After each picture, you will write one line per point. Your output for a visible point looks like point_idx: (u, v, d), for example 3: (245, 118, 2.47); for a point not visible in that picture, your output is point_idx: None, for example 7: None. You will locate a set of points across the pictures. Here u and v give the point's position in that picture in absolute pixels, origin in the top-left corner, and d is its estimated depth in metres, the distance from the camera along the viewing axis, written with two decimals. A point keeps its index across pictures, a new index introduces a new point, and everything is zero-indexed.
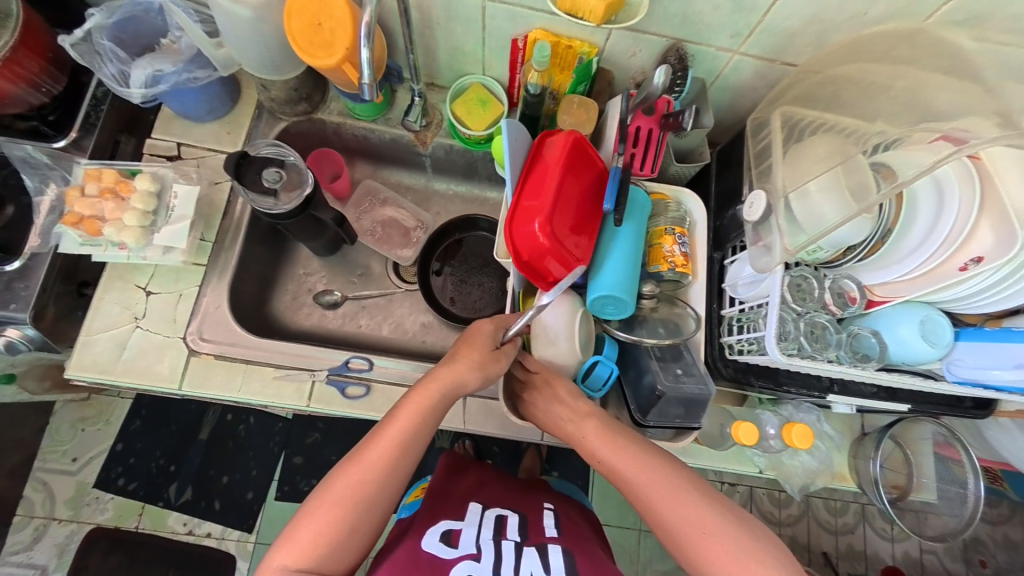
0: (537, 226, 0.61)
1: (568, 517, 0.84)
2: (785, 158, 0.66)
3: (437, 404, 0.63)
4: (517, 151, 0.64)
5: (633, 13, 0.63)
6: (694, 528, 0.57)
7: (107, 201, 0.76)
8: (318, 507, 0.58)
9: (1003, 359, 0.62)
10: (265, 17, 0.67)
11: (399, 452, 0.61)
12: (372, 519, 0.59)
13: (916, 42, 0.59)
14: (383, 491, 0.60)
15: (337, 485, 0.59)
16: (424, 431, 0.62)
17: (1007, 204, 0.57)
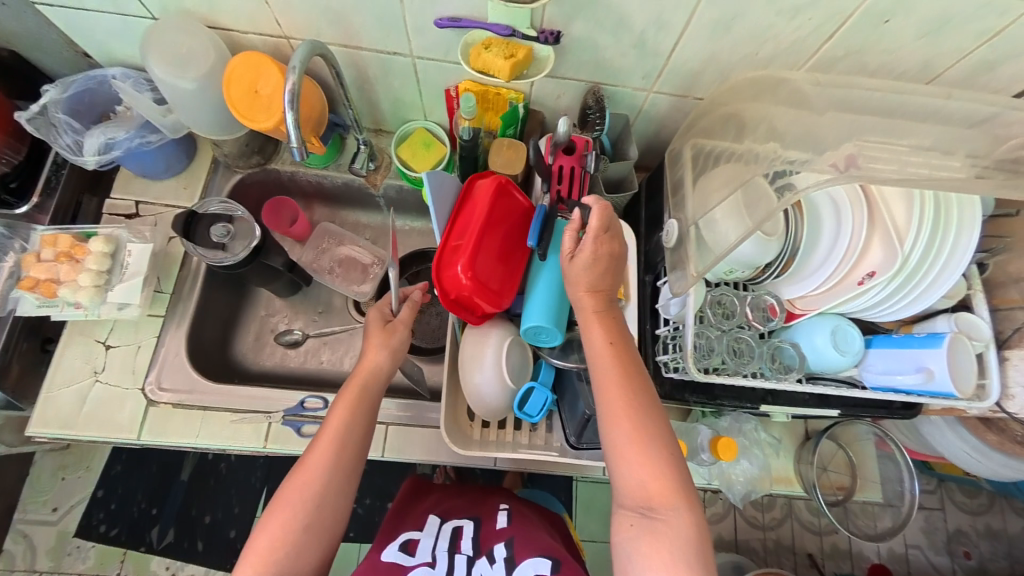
0: (460, 267, 0.66)
1: (522, 512, 0.87)
2: (695, 187, 0.70)
3: (365, 393, 0.68)
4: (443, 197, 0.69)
5: (542, 66, 0.70)
6: (631, 425, 0.58)
7: (62, 263, 0.79)
8: (269, 517, 0.60)
9: (909, 364, 0.65)
10: (208, 85, 0.73)
11: (341, 445, 0.65)
12: (330, 515, 0.62)
13: (779, 90, 0.63)
14: (332, 481, 0.63)
15: (286, 492, 0.61)
16: (359, 419, 0.67)
17: (892, 224, 0.62)
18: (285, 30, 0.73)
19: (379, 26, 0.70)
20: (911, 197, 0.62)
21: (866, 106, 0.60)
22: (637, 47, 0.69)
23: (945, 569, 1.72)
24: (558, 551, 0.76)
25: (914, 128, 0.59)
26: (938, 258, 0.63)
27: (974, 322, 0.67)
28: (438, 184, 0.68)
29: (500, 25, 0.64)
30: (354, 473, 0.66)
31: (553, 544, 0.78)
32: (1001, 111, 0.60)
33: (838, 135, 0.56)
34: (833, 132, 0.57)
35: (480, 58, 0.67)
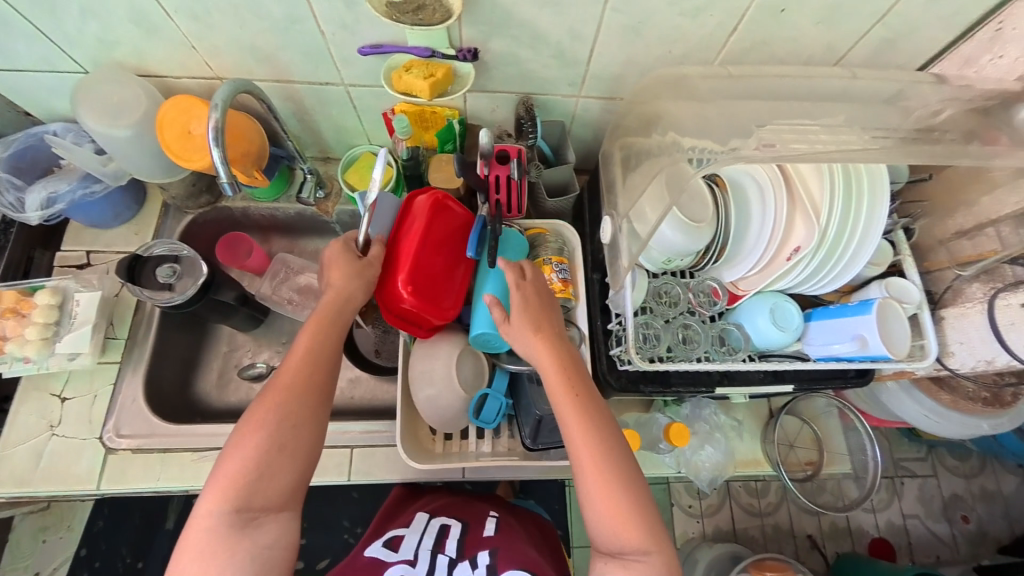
0: (399, 283, 0.68)
1: (509, 526, 0.87)
2: (624, 183, 0.72)
3: (334, 323, 0.67)
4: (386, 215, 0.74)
5: (465, 82, 0.71)
6: (601, 473, 0.58)
7: (8, 319, 0.79)
8: (237, 442, 0.58)
9: (843, 334, 0.64)
10: (143, 132, 0.74)
11: (310, 371, 0.63)
12: (302, 442, 0.60)
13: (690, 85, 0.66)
14: (301, 406, 0.61)
15: (253, 417, 0.59)
16: (328, 346, 0.65)
17: (807, 199, 0.64)
18: (217, 71, 0.75)
19: (305, 59, 0.72)
20: (822, 171, 0.64)
21: (772, 93, 0.61)
22: (556, 57, 0.71)
23: (945, 536, 1.73)
24: (536, 566, 0.75)
25: (816, 110, 0.59)
26: (857, 230, 0.64)
27: (903, 287, 0.66)
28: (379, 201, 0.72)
29: (420, 47, 0.67)
30: (325, 402, 0.63)
31: (532, 559, 0.77)
32: (904, 87, 0.62)
33: (736, 124, 0.58)
34: (726, 119, 0.59)
35: (402, 81, 0.68)
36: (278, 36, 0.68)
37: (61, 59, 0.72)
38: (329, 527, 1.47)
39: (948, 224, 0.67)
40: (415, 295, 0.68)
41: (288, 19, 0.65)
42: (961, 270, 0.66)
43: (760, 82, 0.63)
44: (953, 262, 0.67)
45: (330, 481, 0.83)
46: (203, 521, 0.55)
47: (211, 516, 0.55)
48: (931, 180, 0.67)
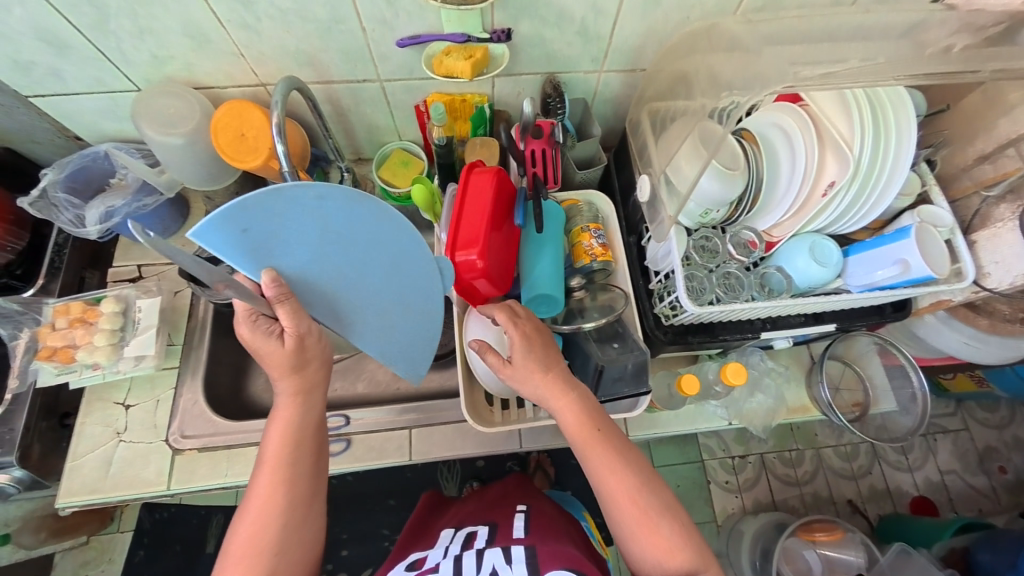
0: (474, 256, 0.69)
1: (541, 514, 0.85)
2: (657, 144, 0.75)
3: (299, 423, 0.62)
4: (287, 227, 0.55)
5: (500, 62, 0.76)
6: (638, 508, 0.61)
7: (76, 329, 0.83)
8: (228, 563, 0.58)
9: (885, 261, 0.67)
10: (196, 139, 0.77)
11: (282, 483, 0.60)
12: (295, 551, 0.61)
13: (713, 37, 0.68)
14: (285, 520, 0.60)
15: (240, 534, 0.59)
16: (297, 452, 0.62)
17: (835, 136, 0.67)
18: (262, 78, 0.79)
19: (344, 58, 0.76)
20: (847, 108, 0.67)
21: (791, 35, 0.64)
22: (580, 33, 0.75)
23: (985, 489, 1.72)
24: (582, 564, 0.69)
25: (845, 48, 0.62)
26: (887, 158, 0.66)
27: (935, 212, 0.70)
28: (248, 229, 0.51)
29: (455, 34, 0.71)
30: (308, 506, 0.62)
31: (575, 556, 0.71)
32: (927, 18, 0.65)
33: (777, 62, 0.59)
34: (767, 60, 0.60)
35: (443, 65, 0.74)
36: (321, 37, 0.72)
37: (114, 79, 0.76)
38: (370, 536, 1.46)
39: (969, 150, 0.71)
40: (469, 268, 0.70)
41: (332, 19, 0.69)
42: (986, 191, 0.70)
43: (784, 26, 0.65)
44: (977, 186, 0.71)
45: (392, 463, 0.84)
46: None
47: None
48: (948, 111, 0.74)
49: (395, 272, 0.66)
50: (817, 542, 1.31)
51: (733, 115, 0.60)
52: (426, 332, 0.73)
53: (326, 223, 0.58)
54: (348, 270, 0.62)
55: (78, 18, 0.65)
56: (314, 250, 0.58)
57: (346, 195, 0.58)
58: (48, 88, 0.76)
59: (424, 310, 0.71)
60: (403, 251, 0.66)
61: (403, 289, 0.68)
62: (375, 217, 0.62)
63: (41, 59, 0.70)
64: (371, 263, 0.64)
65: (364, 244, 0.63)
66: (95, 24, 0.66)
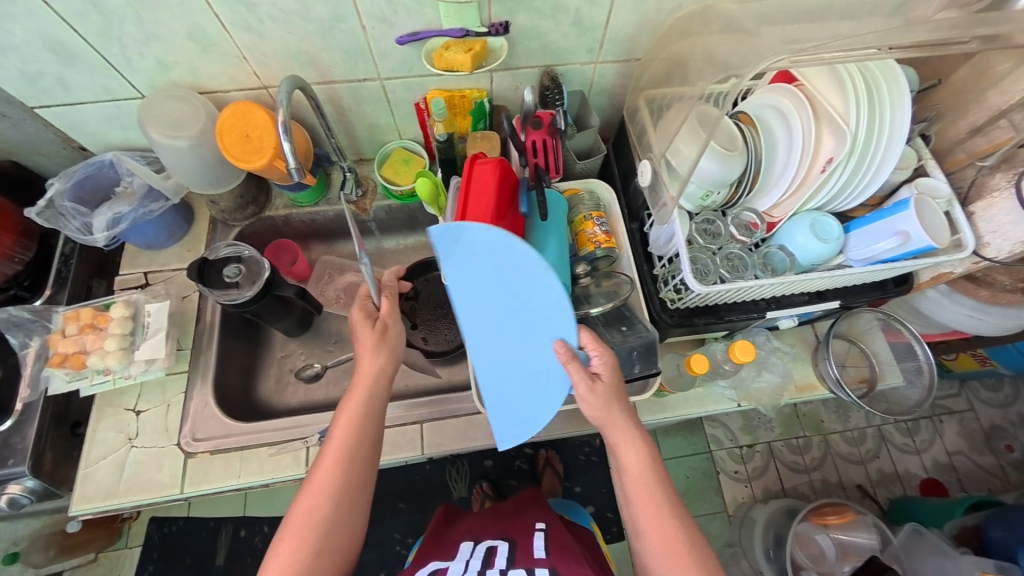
0: None
1: (559, 533, 0.84)
2: (656, 129, 0.76)
3: (369, 407, 0.66)
4: (475, 256, 0.64)
5: (499, 55, 0.77)
6: (678, 563, 0.60)
7: (87, 334, 0.83)
8: (280, 541, 0.60)
9: (885, 233, 0.68)
10: (201, 142, 0.78)
11: (343, 466, 0.63)
12: (340, 537, 0.62)
13: (711, 19, 0.70)
14: (339, 504, 0.62)
15: (294, 515, 0.61)
16: (365, 435, 0.65)
17: (831, 111, 0.68)
18: (264, 80, 0.80)
19: (346, 57, 0.77)
20: (842, 84, 0.68)
21: (783, 16, 0.65)
22: (575, 24, 0.76)
23: (992, 468, 1.73)
24: None
25: (837, 26, 0.63)
26: (883, 130, 0.67)
27: (931, 184, 0.71)
28: (455, 241, 0.64)
29: (454, 29, 0.72)
30: (361, 493, 0.65)
31: None
32: None
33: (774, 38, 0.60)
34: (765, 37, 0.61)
35: (443, 59, 0.75)
36: (323, 37, 0.73)
37: (119, 86, 0.77)
38: (381, 540, 1.45)
39: (962, 123, 0.73)
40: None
41: (333, 18, 0.70)
42: (980, 161, 0.71)
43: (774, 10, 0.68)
44: (971, 157, 0.72)
45: (406, 458, 0.85)
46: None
47: None
48: (940, 85, 0.75)
49: (535, 339, 0.65)
50: (829, 526, 1.31)
51: (729, 96, 0.61)
52: (533, 414, 0.66)
53: (502, 268, 0.65)
54: (495, 314, 0.66)
55: (84, 26, 0.66)
56: (480, 284, 0.65)
57: (528, 255, 0.63)
58: (53, 98, 0.77)
59: (544, 389, 0.66)
60: (548, 322, 0.65)
61: (537, 359, 0.66)
62: (544, 283, 0.64)
63: (46, 68, 0.71)
64: (518, 318, 0.65)
65: (523, 303, 0.65)
66: (100, 31, 0.67)
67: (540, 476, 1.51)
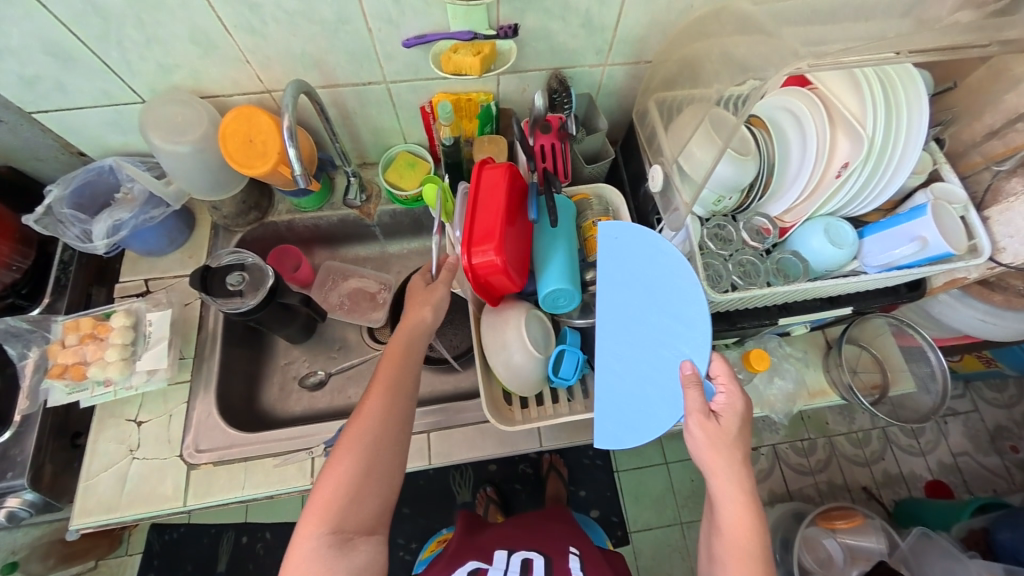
0: (493, 250, 0.67)
1: (592, 561, 0.86)
2: (667, 133, 0.75)
3: (410, 344, 0.71)
4: (626, 254, 0.71)
5: (506, 58, 0.76)
6: None
7: (87, 344, 0.82)
8: (332, 462, 0.63)
9: (902, 238, 0.67)
10: (204, 147, 0.77)
11: (390, 394, 0.67)
12: (383, 468, 0.64)
13: (725, 20, 0.68)
14: (386, 428, 0.65)
15: (345, 437, 0.64)
16: (408, 367, 0.70)
17: (847, 114, 0.67)
18: (268, 83, 0.78)
19: (350, 59, 0.76)
20: (858, 87, 0.67)
21: (800, 17, 0.64)
22: (585, 26, 0.75)
23: (998, 469, 1.72)
24: None
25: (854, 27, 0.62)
26: (900, 132, 0.66)
27: (947, 188, 0.71)
28: (617, 238, 0.71)
29: (463, 32, 0.71)
30: (405, 424, 0.67)
31: None
32: None
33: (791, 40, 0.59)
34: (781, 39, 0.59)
35: (451, 61, 0.73)
36: (327, 39, 0.71)
37: (120, 90, 0.75)
38: None
39: (977, 125, 0.72)
40: (485, 263, 0.68)
41: (338, 20, 0.69)
42: (997, 166, 0.70)
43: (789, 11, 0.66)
44: (987, 160, 0.72)
45: (413, 468, 0.83)
46: (304, 541, 0.59)
47: (309, 538, 0.59)
48: (955, 88, 0.75)
49: (662, 351, 0.69)
50: (836, 530, 1.30)
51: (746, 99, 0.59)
52: (637, 421, 0.68)
53: (651, 273, 0.70)
54: (631, 317, 0.70)
55: (83, 29, 0.64)
56: (624, 284, 0.71)
57: (682, 266, 0.69)
58: (52, 103, 0.75)
59: (652, 400, 0.68)
60: (677, 337, 0.69)
61: (657, 369, 0.69)
62: (687, 297, 0.68)
63: (45, 72, 0.70)
64: (653, 326, 0.69)
65: (660, 310, 0.69)
66: (100, 34, 0.66)
67: (545, 480, 1.49)
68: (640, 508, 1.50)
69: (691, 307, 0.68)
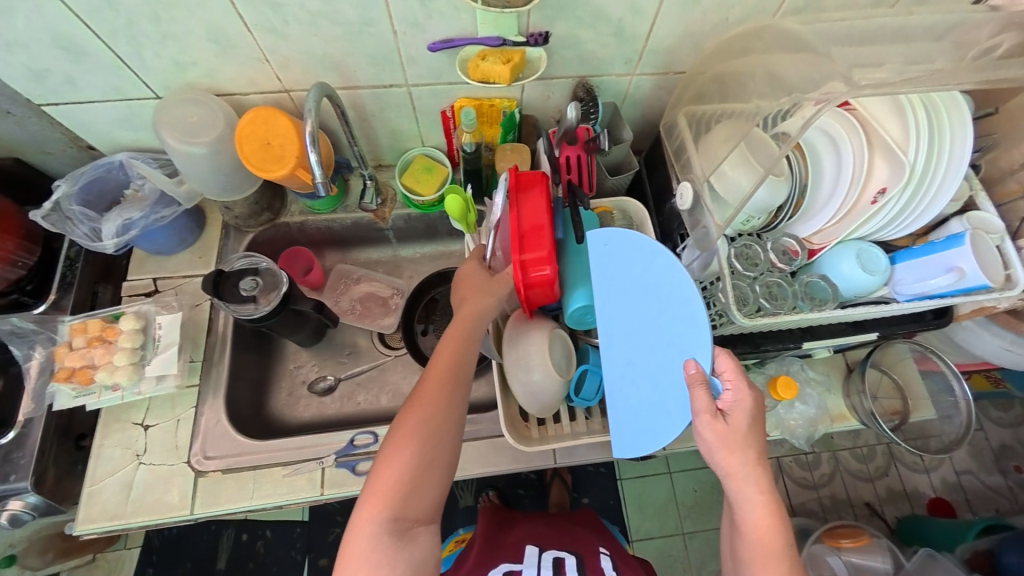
0: (549, 265, 0.66)
1: (624, 562, 0.86)
2: (698, 148, 0.73)
3: (471, 332, 0.69)
4: (619, 259, 0.69)
5: (536, 67, 0.74)
6: None
7: (95, 348, 0.80)
8: (392, 451, 0.61)
9: (936, 267, 0.66)
10: (219, 149, 0.75)
11: (449, 383, 0.65)
12: (445, 454, 0.62)
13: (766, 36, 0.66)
14: (446, 415, 0.63)
15: (405, 424, 0.62)
16: (467, 355, 0.68)
17: (887, 139, 0.65)
18: (285, 84, 0.76)
19: (373, 62, 0.73)
20: (901, 111, 0.65)
21: (841, 38, 0.62)
22: (616, 35, 0.72)
23: (1001, 488, 1.71)
24: None
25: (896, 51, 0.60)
26: (941, 160, 0.64)
27: (984, 217, 0.69)
28: (608, 244, 0.69)
29: (491, 37, 0.68)
30: (462, 413, 0.66)
31: None
32: (969, 17, 0.64)
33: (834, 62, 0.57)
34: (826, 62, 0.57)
35: (479, 69, 0.72)
36: (351, 41, 0.69)
37: (133, 87, 0.73)
38: None
39: (1015, 152, 0.70)
40: (538, 278, 0.67)
41: (363, 22, 0.66)
42: None
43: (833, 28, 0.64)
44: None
45: None
46: (364, 530, 0.57)
47: (371, 525, 0.57)
48: (995, 114, 0.72)
49: (666, 352, 0.66)
50: (842, 549, 1.28)
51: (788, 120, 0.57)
52: (655, 429, 0.65)
53: (645, 275, 0.68)
54: (632, 322, 0.68)
55: (99, 24, 0.62)
56: (621, 286, 0.69)
57: (675, 263, 0.67)
58: (63, 97, 0.73)
59: (666, 408, 0.65)
60: (681, 335, 0.65)
61: (662, 369, 0.66)
62: (686, 294, 0.66)
63: (57, 66, 0.67)
64: (656, 328, 0.67)
65: (661, 310, 0.67)
66: (116, 29, 0.63)
67: (549, 487, 1.48)
68: (642, 517, 1.49)
69: (693, 303, 0.65)
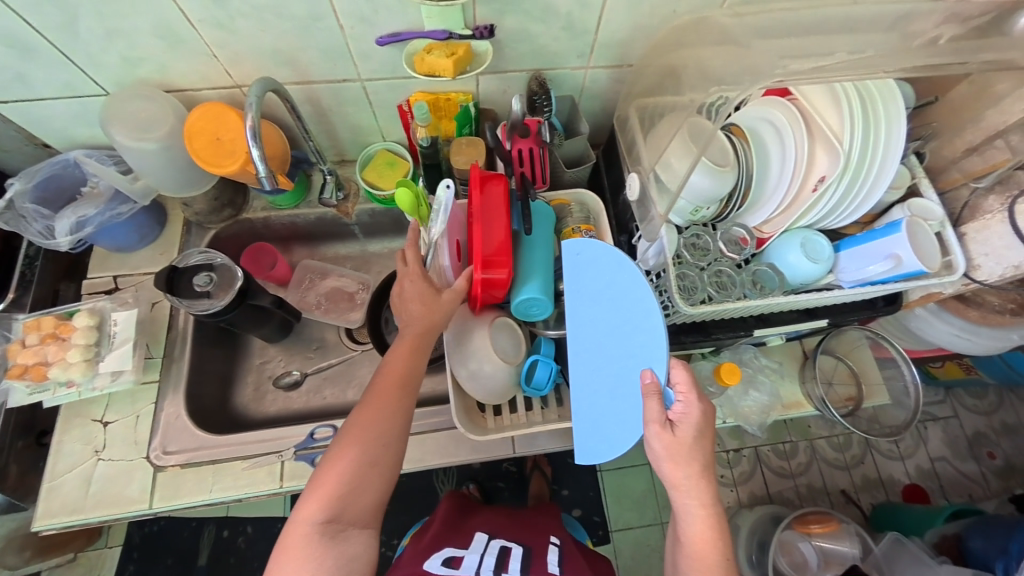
0: (506, 266, 0.68)
1: (574, 554, 0.86)
2: (647, 141, 0.73)
3: (422, 341, 0.68)
4: (589, 269, 0.70)
5: (483, 59, 0.73)
6: None
7: (49, 345, 0.80)
8: (337, 452, 0.60)
9: (875, 255, 0.67)
10: (171, 144, 0.75)
11: (398, 390, 0.65)
12: (388, 458, 0.62)
13: (707, 28, 0.66)
14: (391, 420, 0.63)
15: (350, 427, 0.62)
16: (416, 364, 0.67)
17: (825, 128, 0.66)
18: (237, 79, 0.76)
19: (324, 56, 0.73)
20: (838, 101, 0.66)
21: (780, 30, 0.63)
22: (567, 28, 0.73)
23: (975, 476, 1.74)
24: None
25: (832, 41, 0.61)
26: (878, 150, 0.65)
27: (925, 205, 0.70)
28: (579, 253, 0.71)
29: (437, 31, 0.69)
30: (408, 419, 0.65)
31: None
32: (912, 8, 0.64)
33: (767, 54, 0.57)
34: (762, 53, 0.57)
35: (425, 63, 0.71)
36: (300, 36, 0.69)
37: (83, 84, 0.73)
38: None
39: (958, 141, 0.71)
40: (493, 276, 0.69)
41: (310, 17, 0.66)
42: (975, 183, 0.71)
43: (772, 19, 0.64)
44: (966, 177, 0.71)
45: None
46: (300, 527, 0.57)
47: (307, 524, 0.57)
48: (937, 103, 0.73)
49: (626, 362, 0.67)
50: (812, 535, 1.30)
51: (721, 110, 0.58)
52: (612, 436, 0.66)
53: (611, 286, 0.69)
54: (599, 332, 0.68)
55: (41, 22, 0.62)
56: (587, 295, 0.69)
57: (637, 276, 0.67)
58: (12, 94, 0.73)
59: (624, 415, 0.67)
60: (641, 346, 0.66)
61: (620, 378, 0.67)
62: (646, 308, 0.67)
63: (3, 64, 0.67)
64: (617, 339, 0.68)
65: (624, 320, 0.68)
66: (58, 26, 0.63)
67: (529, 479, 1.50)
68: (622, 508, 1.51)
69: (652, 318, 0.66)
